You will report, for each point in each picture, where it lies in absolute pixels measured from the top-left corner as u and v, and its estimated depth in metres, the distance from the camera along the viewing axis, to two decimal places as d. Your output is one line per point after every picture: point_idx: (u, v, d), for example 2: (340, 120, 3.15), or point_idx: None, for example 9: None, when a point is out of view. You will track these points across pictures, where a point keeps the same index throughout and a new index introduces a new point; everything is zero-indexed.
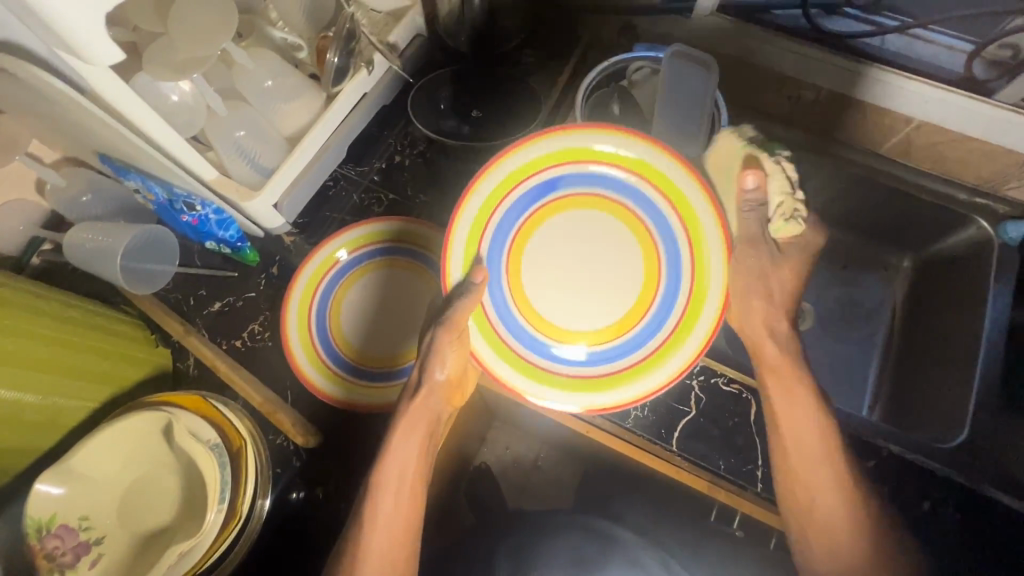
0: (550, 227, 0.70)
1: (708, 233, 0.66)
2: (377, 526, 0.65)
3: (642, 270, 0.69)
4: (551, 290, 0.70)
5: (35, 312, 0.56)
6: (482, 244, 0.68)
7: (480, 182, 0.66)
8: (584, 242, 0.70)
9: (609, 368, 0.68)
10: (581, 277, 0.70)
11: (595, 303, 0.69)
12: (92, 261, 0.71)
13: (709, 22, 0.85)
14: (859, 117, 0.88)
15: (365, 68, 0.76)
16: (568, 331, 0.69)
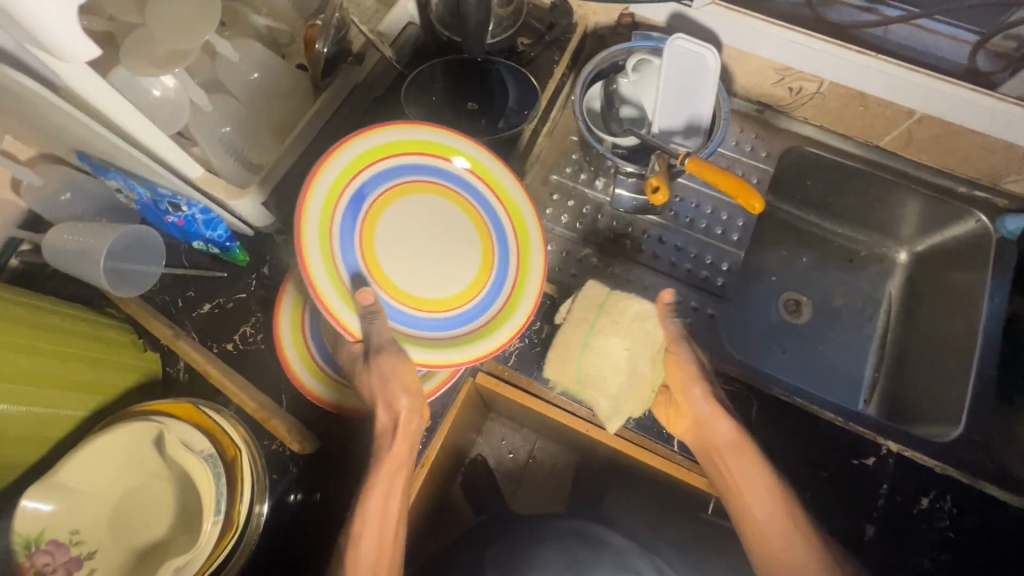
0: (385, 227, 0.68)
1: (519, 198, 0.72)
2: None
3: (476, 236, 0.72)
4: (411, 275, 0.69)
5: (12, 321, 0.53)
6: (336, 252, 0.63)
7: (309, 206, 0.61)
8: (420, 226, 0.70)
9: (479, 322, 0.69)
10: (428, 252, 0.70)
11: (451, 276, 0.70)
12: (73, 263, 0.68)
13: (711, 11, 0.81)
14: (861, 109, 0.87)
15: (354, 60, 0.75)
16: (446, 300, 0.69)
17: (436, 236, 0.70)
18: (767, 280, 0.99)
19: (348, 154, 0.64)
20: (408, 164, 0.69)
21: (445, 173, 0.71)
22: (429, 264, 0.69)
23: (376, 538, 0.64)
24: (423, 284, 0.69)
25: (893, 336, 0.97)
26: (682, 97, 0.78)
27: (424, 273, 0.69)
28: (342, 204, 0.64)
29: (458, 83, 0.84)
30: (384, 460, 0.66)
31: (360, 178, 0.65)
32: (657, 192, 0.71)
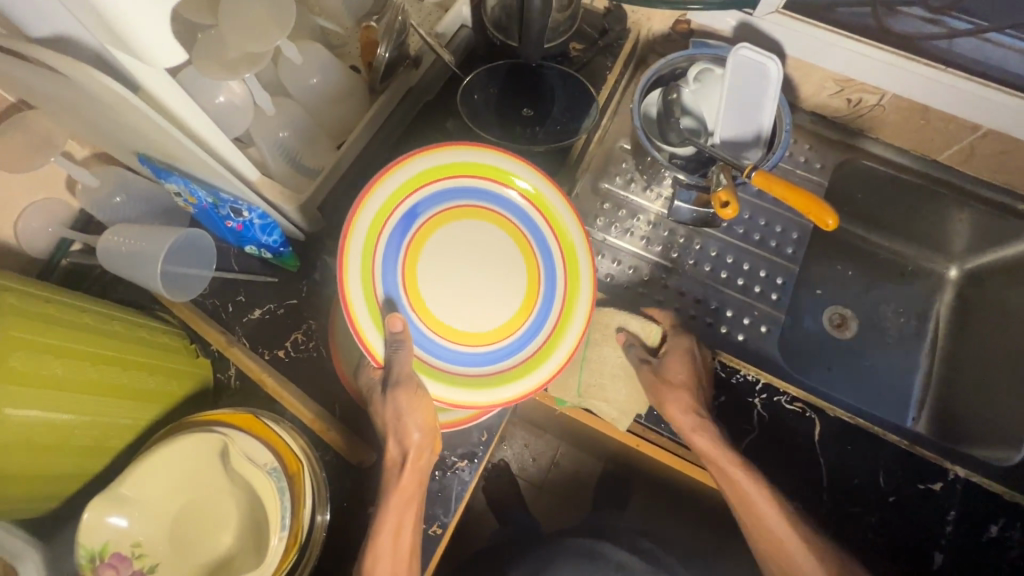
0: (431, 251, 0.66)
1: (575, 237, 0.67)
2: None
3: (526, 270, 0.68)
4: (452, 306, 0.66)
5: (79, 329, 0.52)
6: (375, 275, 0.62)
7: (353, 226, 0.60)
8: (470, 253, 0.67)
9: (517, 360, 0.66)
10: (474, 282, 0.67)
11: (493, 308, 0.67)
12: (127, 266, 0.66)
13: (775, 19, 0.80)
14: (922, 123, 0.85)
15: (412, 64, 0.73)
16: (484, 334, 0.66)
17: (484, 266, 0.67)
18: (814, 293, 0.97)
19: (407, 170, 0.63)
20: (464, 188, 0.66)
21: (497, 200, 0.67)
22: (468, 293, 0.66)
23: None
24: (458, 313, 0.66)
25: (941, 353, 0.95)
26: (745, 108, 0.77)
27: (464, 303, 0.66)
28: (389, 226, 0.63)
29: (513, 88, 0.82)
30: (393, 495, 0.62)
31: (410, 200, 0.64)
32: (726, 207, 0.68)
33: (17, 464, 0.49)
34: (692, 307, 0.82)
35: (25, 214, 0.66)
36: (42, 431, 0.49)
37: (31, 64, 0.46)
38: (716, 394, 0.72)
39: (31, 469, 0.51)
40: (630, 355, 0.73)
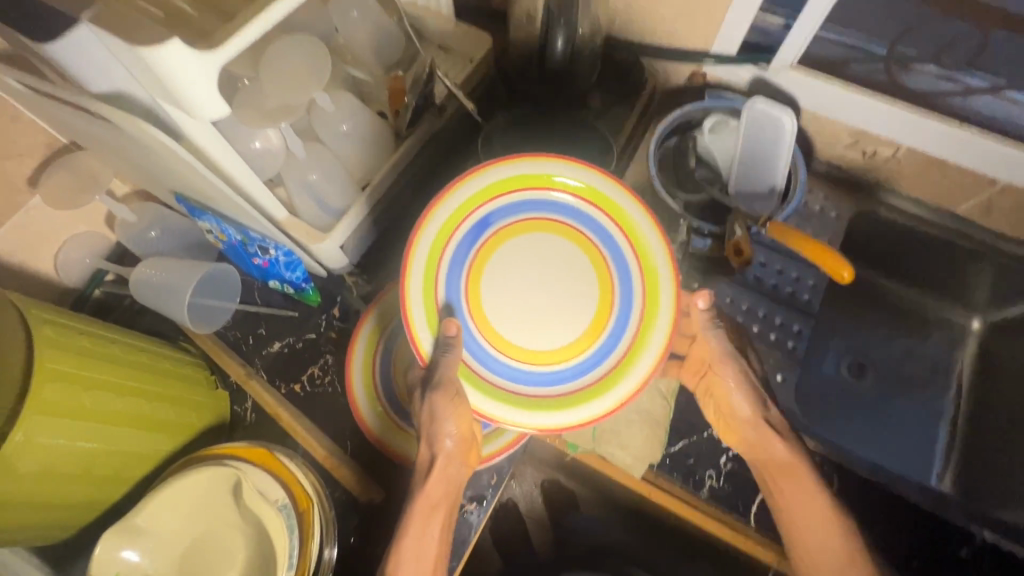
0: (501, 264, 0.65)
1: (658, 260, 0.62)
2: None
3: (599, 286, 0.65)
4: (521, 322, 0.64)
5: (109, 362, 0.55)
6: (439, 285, 0.62)
7: (420, 235, 0.61)
8: (542, 267, 0.65)
9: (585, 383, 0.62)
10: (544, 298, 0.64)
11: (562, 327, 0.64)
12: (157, 297, 0.69)
13: (790, 74, 0.82)
14: (938, 176, 0.85)
15: (438, 111, 0.77)
16: (551, 353, 0.63)
17: (556, 280, 0.65)
18: (831, 340, 0.96)
19: (479, 181, 0.62)
20: (539, 199, 0.64)
21: (571, 212, 0.65)
22: (534, 314, 0.64)
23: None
24: (521, 333, 0.64)
25: (965, 408, 0.92)
26: (762, 159, 0.78)
27: (533, 320, 0.64)
28: (456, 237, 0.63)
29: (533, 133, 0.84)
30: (419, 497, 0.64)
31: (480, 212, 0.63)
32: (741, 255, 0.75)
33: (41, 490, 0.51)
34: None
35: (64, 246, 0.69)
36: (66, 461, 0.51)
37: (87, 115, 0.50)
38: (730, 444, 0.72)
39: (53, 498, 0.52)
40: (643, 401, 0.73)
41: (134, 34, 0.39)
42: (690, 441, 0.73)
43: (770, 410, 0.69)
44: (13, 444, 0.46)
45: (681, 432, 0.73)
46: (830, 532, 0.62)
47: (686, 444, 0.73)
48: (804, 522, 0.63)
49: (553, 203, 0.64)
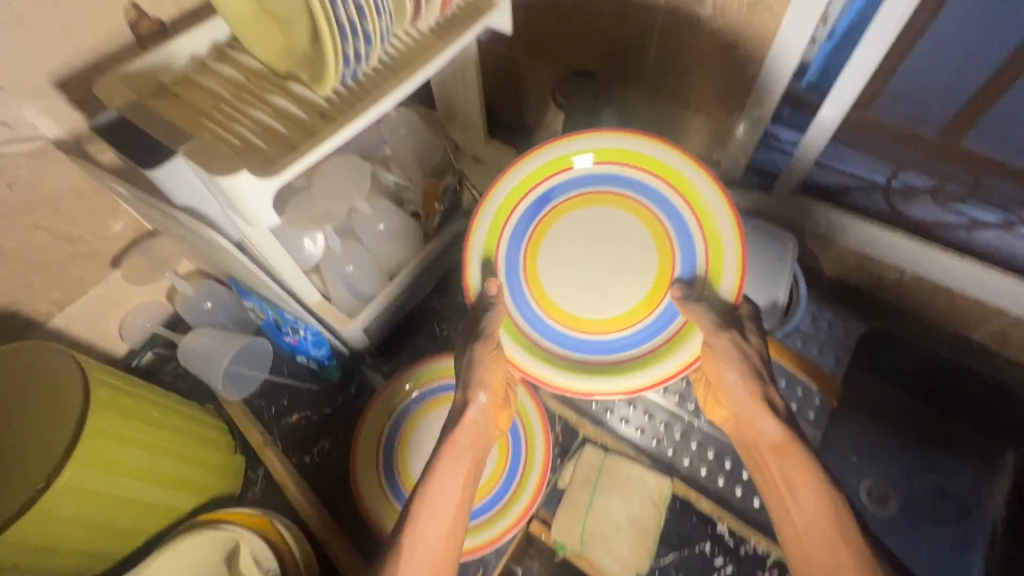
0: (563, 231, 0.70)
1: (721, 225, 0.65)
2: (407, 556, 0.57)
3: (653, 245, 0.69)
4: (577, 295, 0.70)
5: (147, 421, 0.62)
6: (500, 253, 0.69)
7: (485, 204, 0.68)
8: (602, 237, 0.70)
9: (638, 352, 0.68)
10: (600, 263, 0.70)
11: (620, 293, 0.69)
12: (198, 365, 0.78)
13: (791, 199, 0.88)
14: (946, 302, 0.86)
15: (462, 216, 0.86)
16: (607, 319, 0.69)
17: (621, 248, 0.70)
18: None
19: (542, 158, 0.68)
20: (608, 172, 0.69)
21: (633, 185, 0.69)
22: (590, 285, 0.70)
23: (425, 519, 0.60)
24: (574, 295, 0.70)
25: None
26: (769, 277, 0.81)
27: (592, 287, 0.70)
28: (519, 210, 0.69)
29: None
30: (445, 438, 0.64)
31: (540, 187, 0.69)
32: None
33: (62, 537, 0.56)
34: (705, 464, 0.78)
35: (130, 313, 0.80)
36: (94, 510, 0.57)
37: (169, 216, 0.61)
38: (722, 562, 0.72)
39: (75, 545, 0.58)
40: (634, 506, 0.74)
41: (214, 166, 0.50)
42: (681, 554, 0.73)
43: (769, 387, 0.64)
44: (55, 490, 0.52)
45: (671, 544, 0.73)
46: (823, 521, 0.58)
47: (676, 556, 0.73)
48: (795, 510, 0.59)
49: (616, 174, 0.69)
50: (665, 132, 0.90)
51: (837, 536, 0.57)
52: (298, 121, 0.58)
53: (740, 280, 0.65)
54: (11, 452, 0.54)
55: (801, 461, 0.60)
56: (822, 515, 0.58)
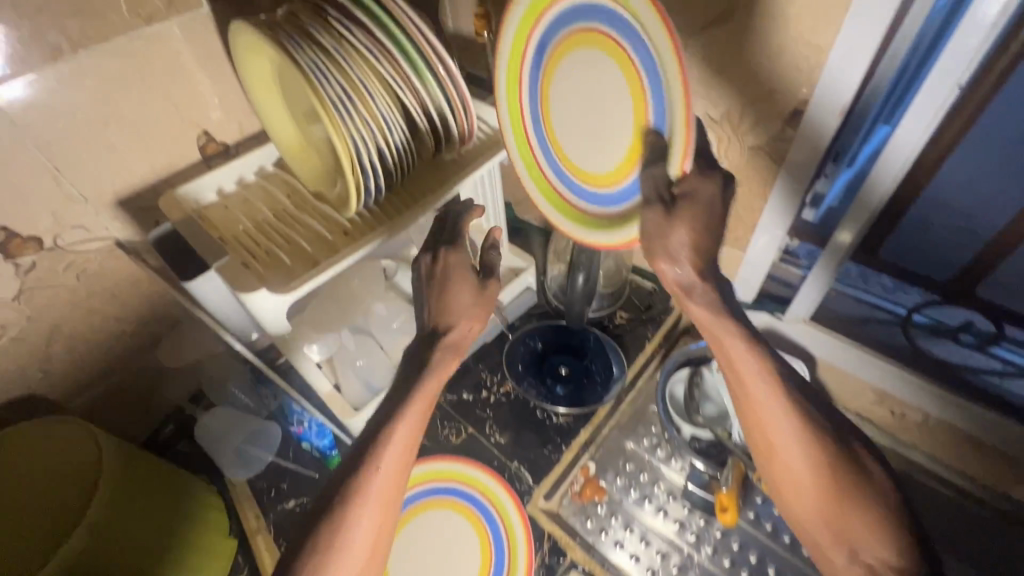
0: (565, 74, 0.61)
1: (670, 67, 0.50)
2: (351, 525, 0.54)
3: (631, 110, 0.57)
4: (575, 135, 0.63)
5: (157, 492, 0.69)
6: (523, 96, 0.63)
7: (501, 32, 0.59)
8: (589, 91, 0.59)
9: (620, 206, 0.61)
10: (591, 116, 0.60)
11: (608, 141, 0.60)
12: (209, 443, 0.82)
13: (801, 326, 0.86)
14: (979, 454, 0.79)
15: None
16: (603, 172, 0.62)
17: (611, 111, 0.58)
18: None
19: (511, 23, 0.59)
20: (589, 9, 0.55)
21: (614, 21, 0.53)
22: (592, 121, 0.61)
23: (374, 495, 0.55)
24: (585, 151, 0.63)
25: None
26: None
27: (587, 126, 0.61)
28: (529, 62, 0.61)
29: (555, 343, 0.94)
30: (398, 393, 0.60)
31: (531, 40, 0.60)
32: (726, 512, 0.75)
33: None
34: None
35: (161, 385, 0.86)
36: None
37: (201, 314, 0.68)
38: None
39: None
40: None
41: (239, 284, 0.58)
42: None
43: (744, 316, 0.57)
44: (70, 547, 0.58)
45: None
46: (809, 480, 0.53)
47: None
48: (780, 477, 0.54)
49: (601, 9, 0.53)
50: None
51: (833, 497, 0.52)
52: (324, 238, 0.66)
53: (684, 162, 0.53)
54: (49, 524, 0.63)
55: (783, 416, 0.54)
56: (792, 441, 0.53)
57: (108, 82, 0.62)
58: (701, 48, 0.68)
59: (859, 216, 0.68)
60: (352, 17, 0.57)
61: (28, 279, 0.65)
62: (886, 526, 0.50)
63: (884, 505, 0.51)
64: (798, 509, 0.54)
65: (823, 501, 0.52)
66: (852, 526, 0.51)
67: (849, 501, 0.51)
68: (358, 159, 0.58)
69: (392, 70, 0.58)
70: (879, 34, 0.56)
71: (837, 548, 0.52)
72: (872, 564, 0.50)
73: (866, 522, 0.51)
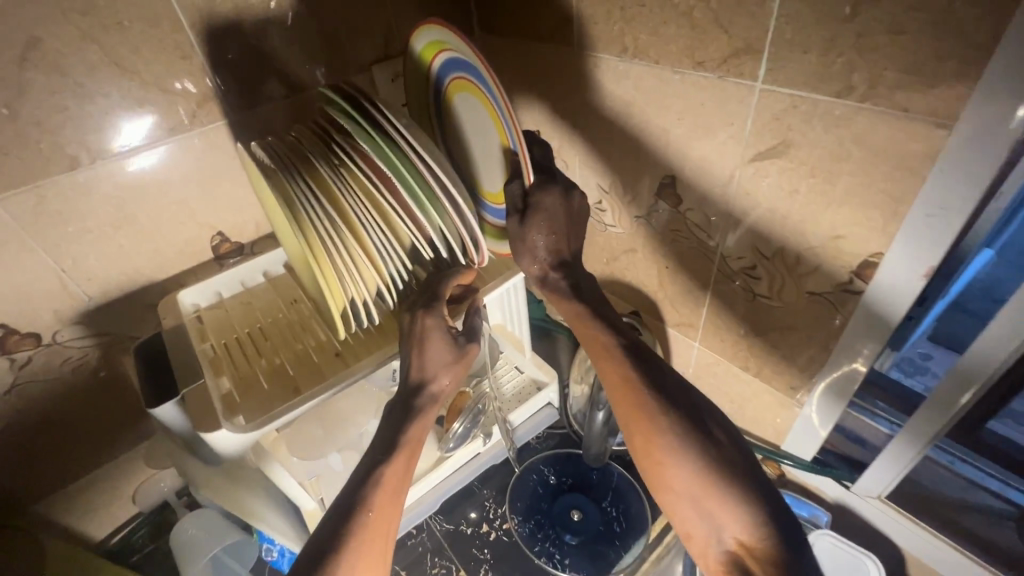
0: (457, 110, 0.64)
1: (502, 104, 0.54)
2: (349, 567, 0.44)
3: (497, 135, 0.60)
4: (471, 161, 0.66)
5: None
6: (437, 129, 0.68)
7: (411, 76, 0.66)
8: (471, 122, 0.63)
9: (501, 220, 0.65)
10: (474, 142, 0.65)
11: (489, 165, 0.64)
12: (184, 548, 0.76)
13: (874, 503, 0.71)
14: None
15: (482, 437, 0.83)
16: (490, 190, 0.65)
17: (486, 139, 0.62)
18: None
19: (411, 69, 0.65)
20: (452, 56, 0.60)
21: (468, 65, 0.58)
22: (475, 145, 0.65)
23: (361, 560, 0.45)
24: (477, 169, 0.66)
25: None
26: None
27: (475, 153, 0.65)
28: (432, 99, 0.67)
29: (571, 477, 0.85)
30: (377, 452, 0.52)
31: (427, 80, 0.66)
32: None
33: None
34: None
35: (146, 483, 0.78)
36: None
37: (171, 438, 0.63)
38: None
39: None
40: None
41: (202, 420, 0.53)
42: None
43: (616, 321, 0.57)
44: None
45: None
46: (680, 468, 0.47)
47: None
48: (645, 460, 0.50)
49: (457, 53, 0.58)
50: (723, 382, 0.81)
51: (705, 495, 0.46)
52: (312, 360, 0.61)
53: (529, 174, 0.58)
54: None
55: (642, 402, 0.50)
56: (659, 440, 0.49)
57: (124, 188, 0.62)
58: (752, 177, 0.59)
59: (971, 384, 0.54)
60: (356, 146, 0.53)
61: (22, 374, 0.64)
62: (750, 508, 0.45)
63: (759, 491, 0.46)
64: (659, 493, 0.49)
65: (693, 500, 0.47)
66: (715, 508, 0.46)
67: (721, 486, 0.46)
68: (347, 293, 0.53)
69: (393, 201, 0.53)
70: (982, 194, 0.44)
71: (699, 527, 0.47)
72: (733, 545, 0.46)
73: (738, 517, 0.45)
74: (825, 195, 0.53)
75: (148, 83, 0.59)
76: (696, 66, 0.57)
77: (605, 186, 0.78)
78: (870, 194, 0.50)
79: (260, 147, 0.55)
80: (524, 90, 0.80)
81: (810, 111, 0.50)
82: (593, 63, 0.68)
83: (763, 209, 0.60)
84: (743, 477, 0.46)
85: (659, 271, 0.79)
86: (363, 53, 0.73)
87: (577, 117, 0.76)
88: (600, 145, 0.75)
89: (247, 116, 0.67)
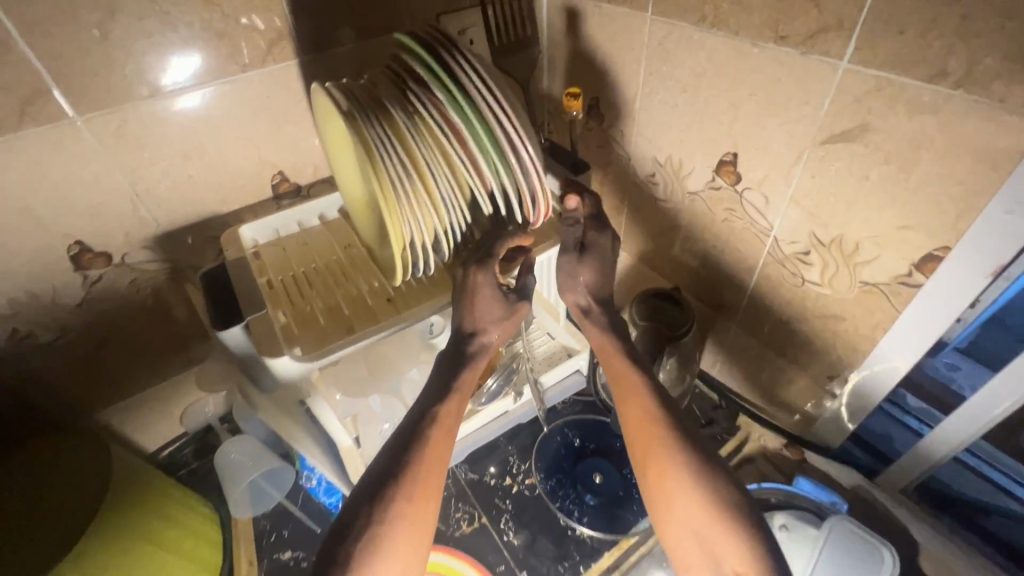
0: None
1: None
2: (397, 508, 0.47)
3: None
4: None
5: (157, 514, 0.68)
6: None
7: None
8: None
9: None
10: None
11: None
12: (224, 472, 0.81)
13: (897, 498, 0.73)
14: None
15: (513, 395, 0.85)
16: None
17: None
18: None
19: None
20: None
21: None
22: None
23: (411, 497, 0.48)
24: None
25: None
26: None
27: None
28: None
29: (594, 442, 0.87)
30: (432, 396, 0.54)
31: None
32: None
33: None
34: None
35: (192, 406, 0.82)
36: None
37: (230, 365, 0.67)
38: None
39: None
40: None
41: (265, 346, 0.56)
42: None
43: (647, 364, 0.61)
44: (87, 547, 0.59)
45: None
46: (691, 498, 0.51)
47: None
48: (653, 491, 0.53)
49: None
50: (756, 366, 0.81)
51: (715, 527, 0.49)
52: (366, 303, 0.63)
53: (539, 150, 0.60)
54: (35, 530, 0.60)
55: (665, 445, 0.54)
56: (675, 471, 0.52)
57: (198, 120, 0.64)
58: (819, 160, 0.58)
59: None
60: (432, 95, 0.54)
61: (93, 290, 0.67)
62: (754, 543, 0.47)
63: (763, 528, 0.48)
64: (663, 532, 0.51)
65: (699, 532, 0.49)
66: (721, 542, 0.48)
67: (730, 521, 0.49)
68: (409, 238, 0.55)
69: (463, 152, 0.54)
70: None
71: (701, 563, 0.49)
72: None
73: (743, 551, 0.47)
74: (897, 184, 0.53)
75: (227, 16, 0.60)
76: (779, 40, 0.56)
77: (660, 159, 0.78)
78: (947, 186, 0.49)
79: (336, 89, 0.55)
80: (589, 54, 0.79)
81: (896, 95, 0.49)
82: (666, 30, 0.67)
83: (827, 193, 0.59)
84: (747, 512, 0.49)
85: (705, 250, 0.79)
86: (433, 3, 0.72)
87: (642, 87, 0.74)
88: (663, 117, 0.74)
89: (317, 58, 0.68)
